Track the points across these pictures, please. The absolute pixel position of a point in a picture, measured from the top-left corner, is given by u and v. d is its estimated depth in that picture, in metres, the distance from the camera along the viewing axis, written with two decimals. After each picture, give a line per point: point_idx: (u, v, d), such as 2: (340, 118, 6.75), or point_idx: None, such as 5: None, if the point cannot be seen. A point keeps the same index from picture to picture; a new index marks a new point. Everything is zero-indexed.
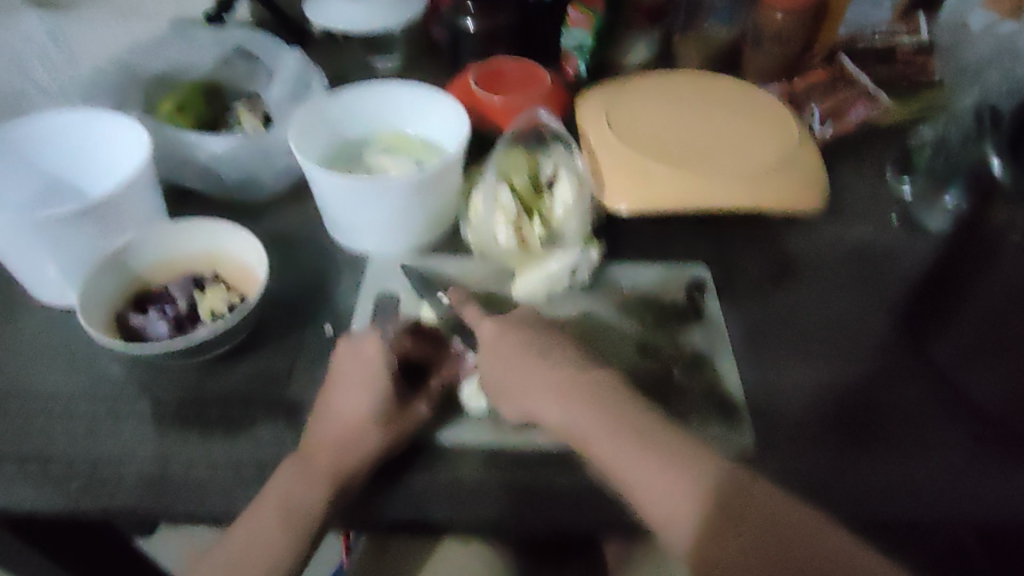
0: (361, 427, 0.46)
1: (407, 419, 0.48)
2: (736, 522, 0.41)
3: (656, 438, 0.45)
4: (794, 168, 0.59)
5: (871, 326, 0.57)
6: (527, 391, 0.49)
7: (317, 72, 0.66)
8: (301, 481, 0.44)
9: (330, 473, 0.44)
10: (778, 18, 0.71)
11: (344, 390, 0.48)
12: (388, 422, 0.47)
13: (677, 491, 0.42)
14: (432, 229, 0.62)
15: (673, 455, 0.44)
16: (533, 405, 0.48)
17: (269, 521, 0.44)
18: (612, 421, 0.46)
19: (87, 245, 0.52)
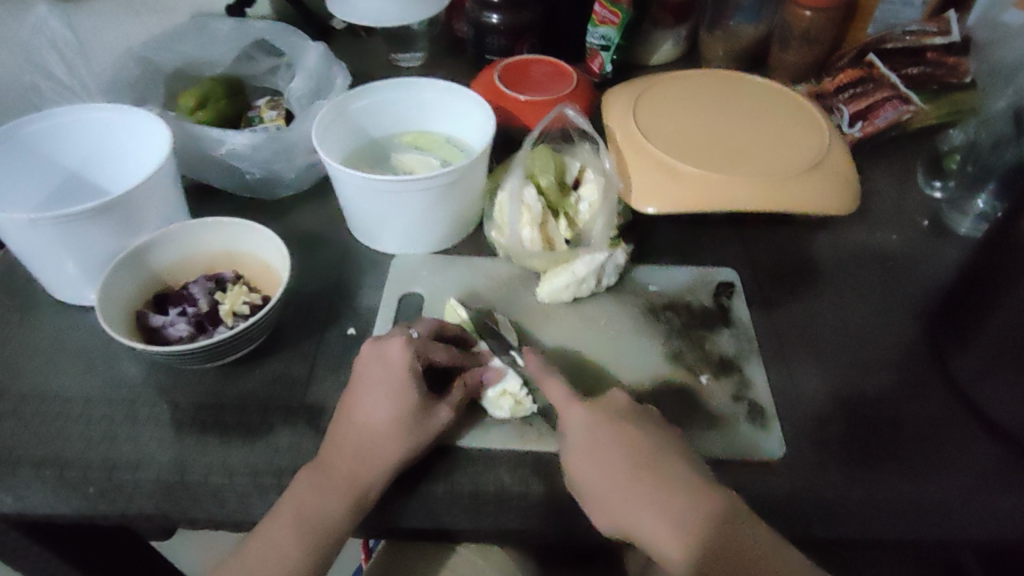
0: (385, 435, 0.44)
1: (432, 427, 0.45)
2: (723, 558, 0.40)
3: (664, 464, 0.43)
4: (826, 170, 0.57)
5: (899, 336, 0.55)
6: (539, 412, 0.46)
7: (339, 65, 0.64)
8: (319, 490, 0.43)
9: (352, 484, 0.43)
10: (805, 16, 0.70)
11: (366, 396, 0.45)
12: (414, 429, 0.44)
13: (676, 525, 0.41)
14: (454, 229, 0.60)
15: (680, 484, 0.42)
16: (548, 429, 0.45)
17: (288, 531, 0.43)
18: (622, 447, 0.44)
19: (106, 243, 0.51)
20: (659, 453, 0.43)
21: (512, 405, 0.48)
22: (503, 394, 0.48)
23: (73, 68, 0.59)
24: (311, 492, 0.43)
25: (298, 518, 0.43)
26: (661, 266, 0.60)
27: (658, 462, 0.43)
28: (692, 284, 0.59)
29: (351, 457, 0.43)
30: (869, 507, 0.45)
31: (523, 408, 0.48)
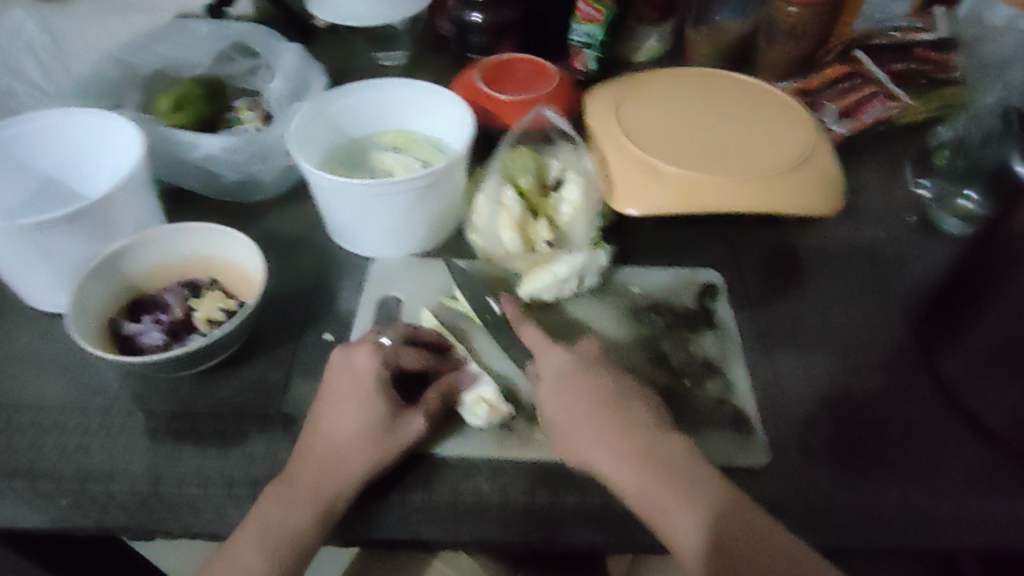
0: (354, 444, 0.44)
1: (399, 433, 0.45)
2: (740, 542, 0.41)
3: (683, 468, 0.43)
4: (811, 168, 0.56)
5: (885, 337, 0.55)
6: (576, 426, 0.45)
7: (316, 67, 0.63)
8: (287, 503, 0.43)
9: (321, 495, 0.43)
10: (791, 12, 0.69)
11: (337, 406, 0.45)
12: (384, 437, 0.45)
13: (700, 526, 0.41)
14: (435, 231, 0.60)
15: (686, 476, 0.43)
16: (584, 439, 0.45)
17: (257, 540, 0.42)
18: (641, 449, 0.44)
19: (78, 249, 0.50)
20: (681, 465, 0.44)
21: (486, 412, 0.48)
22: (478, 400, 0.48)
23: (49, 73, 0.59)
24: (279, 504, 0.43)
25: (266, 529, 0.42)
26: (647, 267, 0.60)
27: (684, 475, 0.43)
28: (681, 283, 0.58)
29: (320, 467, 0.44)
30: (853, 512, 0.45)
31: (501, 416, 0.48)
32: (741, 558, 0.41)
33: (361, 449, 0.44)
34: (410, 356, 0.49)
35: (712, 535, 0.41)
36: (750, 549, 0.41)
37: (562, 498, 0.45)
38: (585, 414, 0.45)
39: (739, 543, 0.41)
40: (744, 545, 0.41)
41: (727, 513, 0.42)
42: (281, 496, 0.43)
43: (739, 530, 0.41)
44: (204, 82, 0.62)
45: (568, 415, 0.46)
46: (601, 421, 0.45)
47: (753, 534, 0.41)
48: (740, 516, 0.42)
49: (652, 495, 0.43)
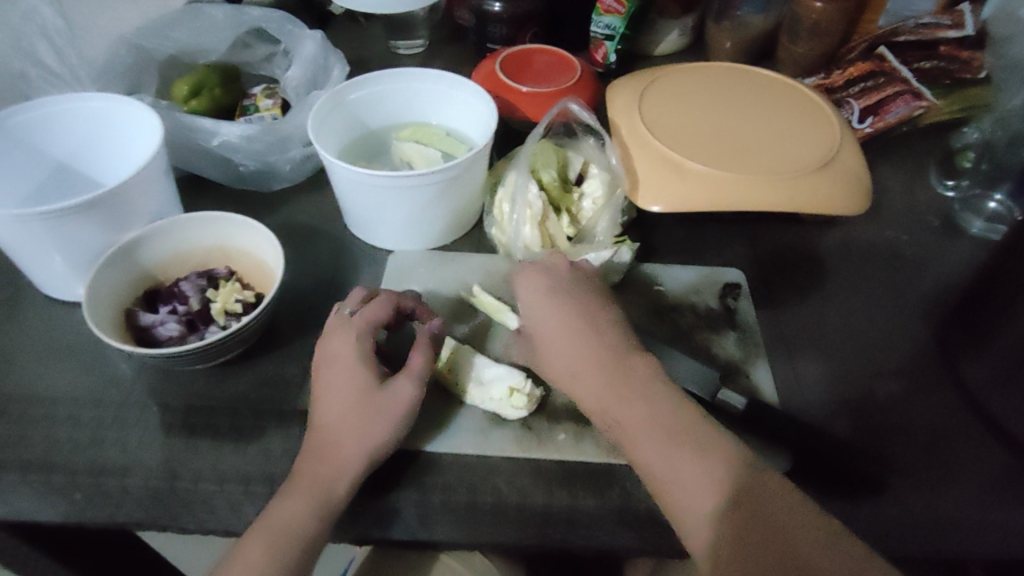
0: (358, 432, 0.43)
1: (388, 395, 0.44)
2: (752, 528, 0.38)
3: (711, 447, 0.41)
4: (835, 169, 0.55)
5: (907, 341, 0.54)
6: (569, 356, 0.46)
7: (339, 55, 0.62)
8: (296, 497, 0.42)
9: (334, 493, 0.42)
10: (816, 8, 0.68)
11: (332, 388, 0.45)
12: (376, 401, 0.44)
13: (674, 445, 0.41)
14: (455, 225, 0.59)
15: (697, 444, 0.41)
16: (583, 386, 0.45)
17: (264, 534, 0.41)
18: (655, 423, 0.42)
19: (93, 238, 0.50)
20: (703, 444, 0.41)
21: (525, 402, 0.47)
22: (512, 393, 0.48)
23: (64, 57, 0.55)
24: (286, 498, 0.42)
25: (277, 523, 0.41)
26: (539, 280, 0.50)
27: (705, 451, 0.40)
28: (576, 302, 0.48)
29: (331, 463, 0.43)
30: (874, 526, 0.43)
31: (535, 403, 0.48)
32: (765, 516, 0.38)
33: (379, 444, 0.43)
34: (378, 310, 0.48)
35: (719, 494, 0.39)
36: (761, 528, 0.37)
37: (583, 501, 0.45)
38: (573, 346, 0.46)
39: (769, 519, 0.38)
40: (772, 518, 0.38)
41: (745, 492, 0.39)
42: (292, 490, 0.42)
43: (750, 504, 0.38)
44: (220, 68, 0.62)
45: (561, 353, 0.46)
46: (584, 359, 0.45)
47: (774, 510, 0.38)
48: (755, 487, 0.39)
49: (624, 419, 0.43)
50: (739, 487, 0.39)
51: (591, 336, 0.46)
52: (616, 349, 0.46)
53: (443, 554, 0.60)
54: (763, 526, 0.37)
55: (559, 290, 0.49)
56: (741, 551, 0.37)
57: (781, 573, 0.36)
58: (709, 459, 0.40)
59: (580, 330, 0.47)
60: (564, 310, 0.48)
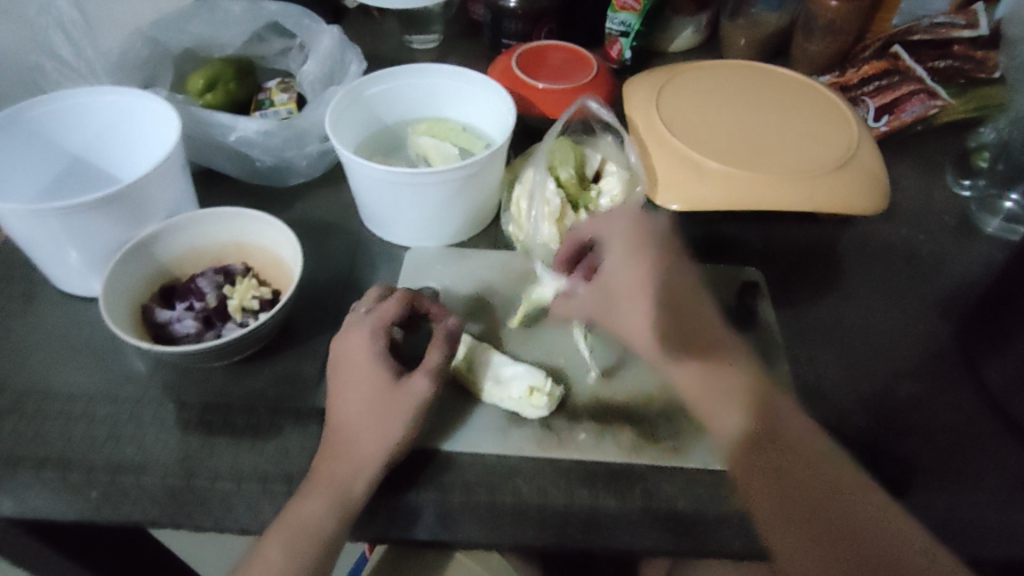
0: (379, 431, 0.43)
1: (405, 395, 0.44)
2: (782, 468, 0.42)
3: (743, 376, 0.46)
4: (854, 168, 0.55)
5: (925, 341, 0.54)
6: (626, 296, 0.48)
7: (355, 50, 0.61)
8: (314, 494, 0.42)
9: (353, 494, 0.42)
10: (832, 6, 0.68)
11: (348, 388, 0.45)
12: (390, 398, 0.44)
13: (708, 376, 0.46)
14: (471, 222, 0.59)
15: (723, 388, 0.45)
16: (632, 326, 0.48)
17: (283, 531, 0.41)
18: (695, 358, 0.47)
19: (109, 234, 0.49)
20: (738, 379, 0.45)
21: (546, 401, 0.47)
22: (532, 392, 0.48)
23: (78, 49, 0.54)
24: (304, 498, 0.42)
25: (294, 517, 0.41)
26: (618, 227, 0.49)
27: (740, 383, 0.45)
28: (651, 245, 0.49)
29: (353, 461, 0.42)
30: None
31: (555, 401, 0.49)
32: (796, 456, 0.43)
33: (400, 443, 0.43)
34: (394, 308, 0.47)
35: (745, 416, 0.44)
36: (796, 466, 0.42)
37: (604, 500, 0.45)
38: (637, 288, 0.47)
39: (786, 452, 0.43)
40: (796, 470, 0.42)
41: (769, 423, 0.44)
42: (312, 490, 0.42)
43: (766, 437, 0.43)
44: (236, 61, 0.61)
45: (619, 292, 0.48)
46: (647, 301, 0.47)
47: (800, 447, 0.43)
48: (779, 422, 0.44)
49: (668, 350, 0.47)
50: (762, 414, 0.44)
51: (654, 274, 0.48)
52: (669, 285, 0.48)
53: (457, 552, 0.60)
54: (796, 476, 0.42)
55: (640, 240, 0.49)
56: (770, 482, 0.42)
57: (802, 511, 0.41)
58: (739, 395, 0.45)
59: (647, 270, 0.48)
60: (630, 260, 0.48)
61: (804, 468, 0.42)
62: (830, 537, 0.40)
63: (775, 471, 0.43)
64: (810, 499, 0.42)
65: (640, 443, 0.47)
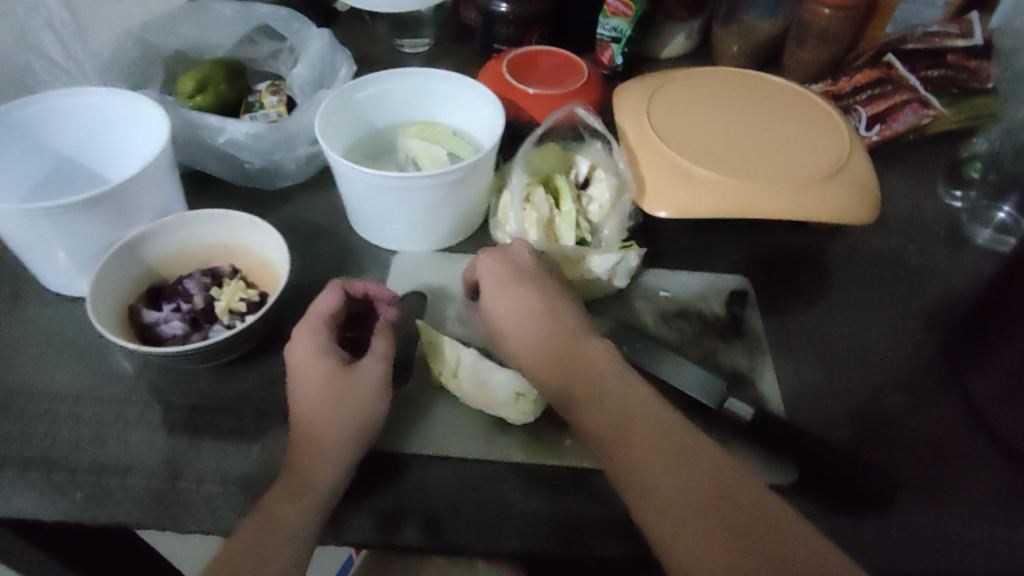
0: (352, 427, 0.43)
1: (354, 375, 0.44)
2: (724, 518, 0.38)
3: (674, 433, 0.41)
4: (843, 177, 0.55)
5: (913, 351, 0.54)
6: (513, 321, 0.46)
7: (343, 51, 0.61)
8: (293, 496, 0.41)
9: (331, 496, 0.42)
10: (824, 14, 0.67)
11: (304, 387, 0.44)
12: (343, 383, 0.44)
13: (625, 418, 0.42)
14: (460, 227, 0.59)
15: (668, 444, 0.41)
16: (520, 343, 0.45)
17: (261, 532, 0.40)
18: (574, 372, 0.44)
19: (98, 234, 0.49)
20: (668, 436, 0.41)
21: (531, 407, 0.47)
22: (517, 398, 0.47)
23: (69, 50, 0.56)
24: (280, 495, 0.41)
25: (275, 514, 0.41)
26: (494, 263, 0.49)
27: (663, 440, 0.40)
28: (539, 282, 0.48)
29: (333, 459, 0.42)
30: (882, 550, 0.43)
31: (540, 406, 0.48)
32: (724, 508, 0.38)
33: None
34: (331, 301, 0.48)
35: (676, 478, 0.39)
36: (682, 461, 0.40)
37: (588, 508, 0.44)
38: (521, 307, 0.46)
39: (743, 501, 0.39)
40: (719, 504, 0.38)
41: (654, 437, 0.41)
42: (291, 490, 0.41)
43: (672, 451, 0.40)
44: (225, 64, 0.61)
45: (515, 318, 0.46)
46: (525, 326, 0.45)
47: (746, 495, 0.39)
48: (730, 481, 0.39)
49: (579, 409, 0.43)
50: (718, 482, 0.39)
51: (550, 310, 0.46)
52: (562, 321, 0.46)
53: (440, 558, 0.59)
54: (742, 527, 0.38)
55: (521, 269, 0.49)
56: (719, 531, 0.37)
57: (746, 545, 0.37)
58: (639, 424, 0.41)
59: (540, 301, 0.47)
60: (517, 289, 0.47)
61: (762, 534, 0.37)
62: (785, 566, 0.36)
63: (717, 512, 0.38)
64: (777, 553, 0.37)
65: None
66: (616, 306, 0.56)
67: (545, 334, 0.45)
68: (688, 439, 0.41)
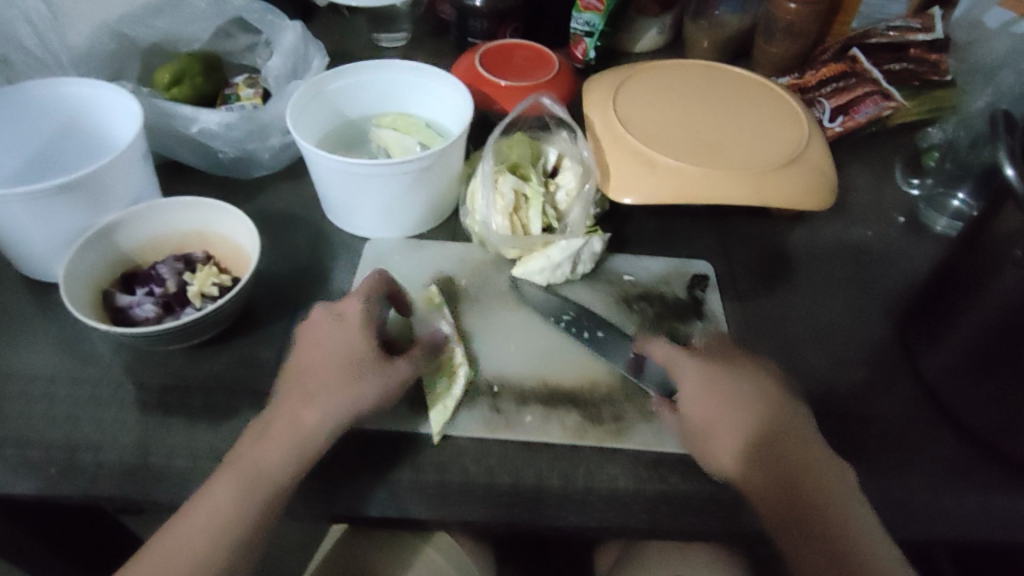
0: (337, 377, 0.45)
1: (389, 373, 0.46)
2: (776, 471, 0.43)
3: (756, 403, 0.46)
4: (803, 165, 0.56)
5: (870, 331, 0.56)
6: (696, 412, 0.46)
7: (318, 47, 0.64)
8: (246, 489, 0.41)
9: (278, 483, 0.42)
10: (791, 9, 0.69)
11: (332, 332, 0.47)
12: (373, 369, 0.45)
13: (717, 401, 0.46)
14: (429, 215, 0.60)
15: (746, 402, 0.46)
16: (696, 405, 0.46)
17: (219, 522, 0.41)
18: (725, 404, 0.46)
19: (72, 220, 0.50)
20: (750, 401, 0.46)
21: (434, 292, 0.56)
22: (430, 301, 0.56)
23: (45, 40, 0.56)
24: (233, 495, 0.41)
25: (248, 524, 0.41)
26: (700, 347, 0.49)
27: (752, 404, 0.46)
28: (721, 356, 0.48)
29: (283, 446, 0.42)
30: None
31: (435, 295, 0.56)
32: (790, 480, 0.43)
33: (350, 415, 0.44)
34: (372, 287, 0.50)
35: (746, 432, 0.44)
36: (795, 472, 0.43)
37: (552, 480, 0.46)
38: (704, 389, 0.46)
39: (800, 468, 0.43)
40: (792, 477, 0.43)
41: (774, 440, 0.44)
42: (240, 481, 0.41)
43: (781, 457, 0.44)
44: (202, 57, 0.63)
45: (699, 405, 0.46)
46: (718, 400, 0.46)
47: (798, 460, 0.44)
48: (781, 440, 0.45)
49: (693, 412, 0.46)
50: (763, 436, 0.45)
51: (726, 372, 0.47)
52: (743, 393, 0.46)
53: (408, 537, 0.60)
54: (789, 478, 0.43)
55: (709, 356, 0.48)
56: (764, 473, 0.43)
57: (785, 497, 0.42)
58: (754, 413, 0.45)
59: (723, 381, 0.47)
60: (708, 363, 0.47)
61: (810, 485, 0.43)
62: (823, 525, 0.42)
63: (787, 482, 0.43)
64: (817, 511, 0.42)
65: (585, 426, 0.49)
66: (580, 292, 0.58)
67: (720, 398, 0.46)
68: (781, 415, 0.46)
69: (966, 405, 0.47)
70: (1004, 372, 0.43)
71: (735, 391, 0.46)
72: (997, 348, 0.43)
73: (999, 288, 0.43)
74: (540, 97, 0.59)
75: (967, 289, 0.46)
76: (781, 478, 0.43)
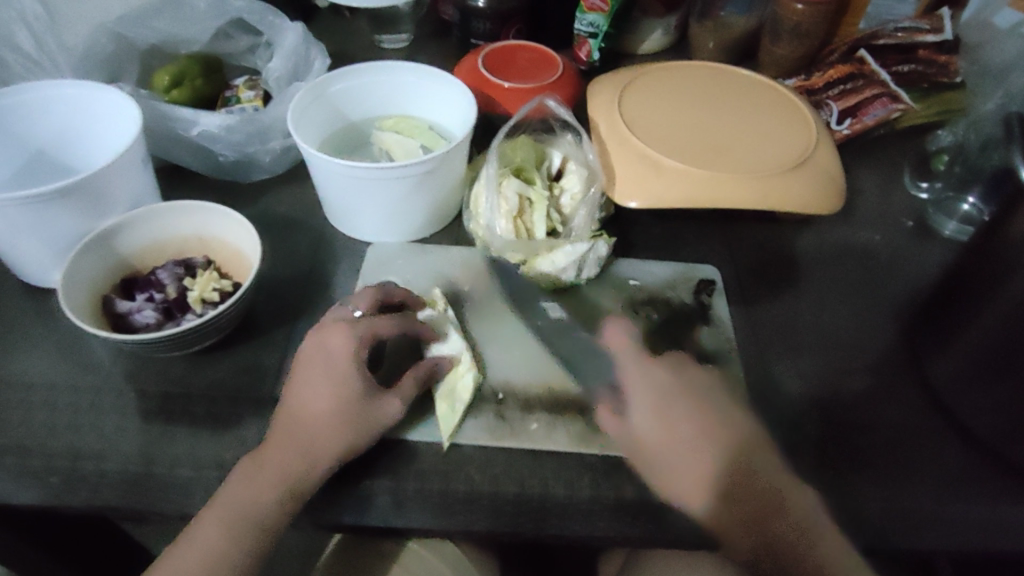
0: (327, 419, 0.44)
1: (376, 413, 0.45)
2: (748, 490, 0.43)
3: (724, 423, 0.46)
4: (810, 168, 0.55)
5: (877, 338, 0.55)
6: (658, 437, 0.46)
7: (319, 50, 0.62)
8: (232, 520, 0.41)
9: (265, 511, 0.41)
10: (797, 10, 0.68)
11: (314, 377, 0.45)
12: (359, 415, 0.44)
13: (684, 420, 0.46)
14: (433, 218, 0.59)
15: (715, 422, 0.46)
16: (647, 426, 0.47)
17: (214, 543, 0.40)
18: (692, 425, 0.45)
19: (70, 226, 0.50)
20: (717, 420, 0.46)
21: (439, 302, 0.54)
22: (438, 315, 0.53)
23: (42, 43, 0.55)
24: (225, 519, 0.41)
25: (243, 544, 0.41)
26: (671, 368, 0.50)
27: (719, 423, 0.46)
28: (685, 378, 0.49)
29: (272, 483, 0.42)
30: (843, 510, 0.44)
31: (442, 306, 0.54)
32: (761, 498, 0.42)
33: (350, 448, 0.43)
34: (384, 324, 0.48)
35: (720, 453, 0.44)
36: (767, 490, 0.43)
37: (556, 490, 0.45)
38: (663, 413, 0.47)
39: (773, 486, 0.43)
40: (765, 495, 0.43)
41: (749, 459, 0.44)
42: (227, 513, 0.41)
43: (755, 474, 0.43)
44: (201, 59, 0.63)
45: (658, 429, 0.46)
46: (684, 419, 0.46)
47: (770, 476, 0.43)
48: (758, 459, 0.44)
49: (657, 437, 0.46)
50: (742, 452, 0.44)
51: (692, 394, 0.48)
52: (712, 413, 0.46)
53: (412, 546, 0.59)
54: (760, 496, 0.42)
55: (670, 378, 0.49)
56: (732, 492, 0.43)
57: (757, 516, 0.42)
58: (723, 431, 0.45)
59: (686, 401, 0.47)
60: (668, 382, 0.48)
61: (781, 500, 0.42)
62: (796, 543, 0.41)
63: (761, 501, 0.42)
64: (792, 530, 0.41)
65: (590, 433, 0.48)
66: (586, 296, 0.57)
67: (691, 418, 0.46)
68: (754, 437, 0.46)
69: (970, 413, 0.47)
70: (1009, 381, 0.43)
71: (701, 411, 0.46)
72: (1001, 356, 0.43)
73: (1007, 295, 0.42)
74: (545, 100, 0.58)
75: (975, 297, 0.45)
76: (752, 497, 0.42)
